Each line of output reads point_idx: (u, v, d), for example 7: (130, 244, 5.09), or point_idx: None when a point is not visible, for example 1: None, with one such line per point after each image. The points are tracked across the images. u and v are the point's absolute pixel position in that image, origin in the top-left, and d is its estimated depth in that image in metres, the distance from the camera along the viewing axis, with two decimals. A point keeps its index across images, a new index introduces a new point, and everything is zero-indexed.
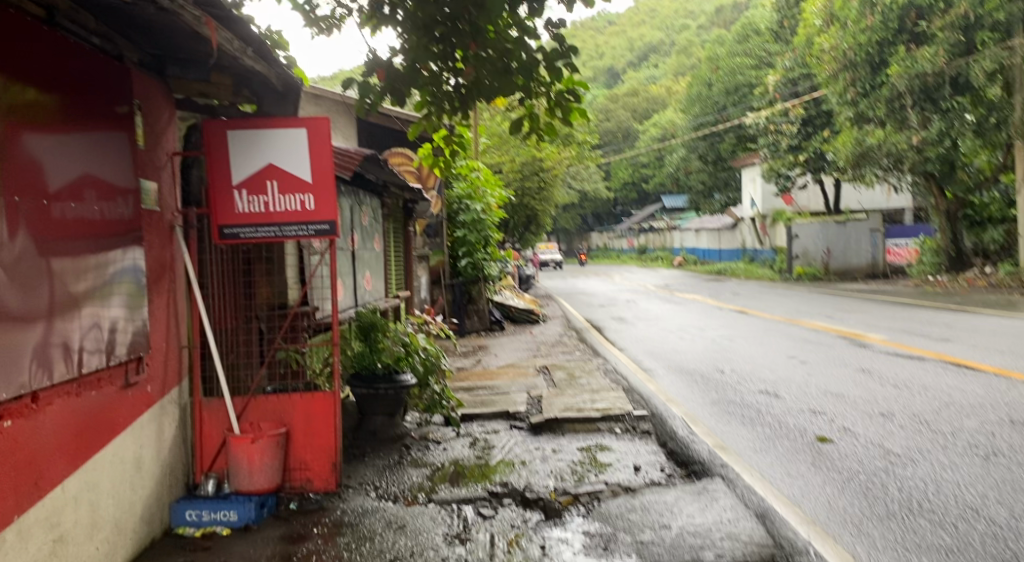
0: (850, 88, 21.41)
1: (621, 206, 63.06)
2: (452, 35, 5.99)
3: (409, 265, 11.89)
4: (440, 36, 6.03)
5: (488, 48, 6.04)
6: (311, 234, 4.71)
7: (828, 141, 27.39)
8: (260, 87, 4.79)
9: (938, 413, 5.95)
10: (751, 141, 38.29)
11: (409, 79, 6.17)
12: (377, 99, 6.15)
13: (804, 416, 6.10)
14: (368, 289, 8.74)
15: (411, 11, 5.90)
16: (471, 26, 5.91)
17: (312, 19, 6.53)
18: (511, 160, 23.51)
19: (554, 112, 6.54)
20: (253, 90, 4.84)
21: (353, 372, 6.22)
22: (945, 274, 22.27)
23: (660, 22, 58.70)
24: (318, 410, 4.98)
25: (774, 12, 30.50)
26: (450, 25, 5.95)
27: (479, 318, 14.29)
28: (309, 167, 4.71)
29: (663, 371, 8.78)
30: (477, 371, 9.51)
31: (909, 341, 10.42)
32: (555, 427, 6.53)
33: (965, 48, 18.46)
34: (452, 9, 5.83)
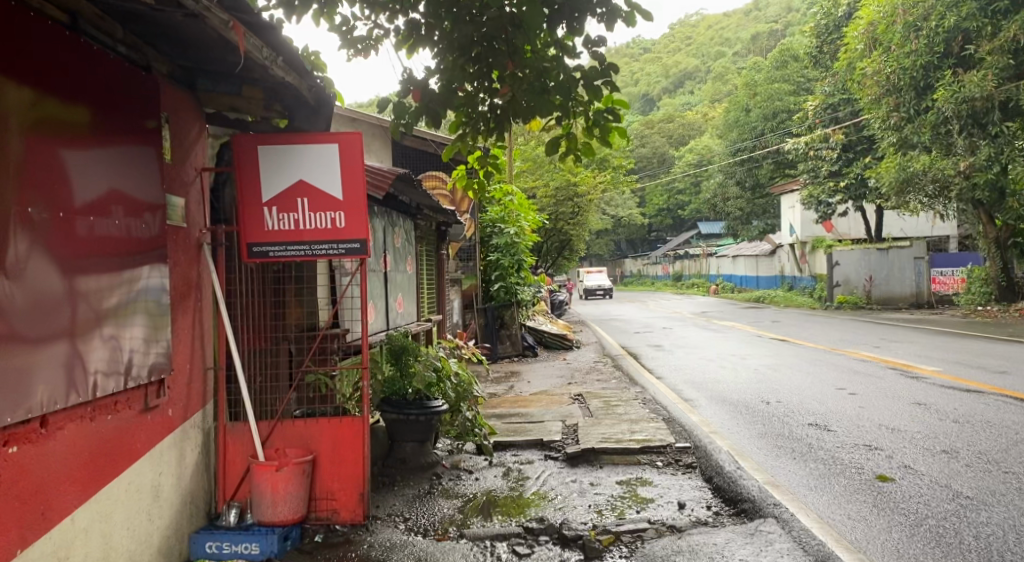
0: (894, 113, 20.90)
1: (656, 232, 62.61)
2: (489, 55, 5.82)
3: (442, 288, 11.71)
4: (476, 56, 5.87)
5: (525, 68, 5.87)
6: (342, 253, 4.55)
7: (870, 168, 26.79)
8: (292, 101, 4.66)
9: (1006, 452, 5.53)
10: (790, 168, 37.74)
11: (444, 99, 6.03)
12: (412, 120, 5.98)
13: (859, 452, 5.72)
14: (400, 312, 8.56)
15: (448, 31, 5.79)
16: (508, 46, 5.73)
17: (348, 39, 6.43)
18: (545, 185, 23.40)
19: (592, 131, 6.30)
20: (285, 104, 4.71)
21: (382, 398, 6.01)
22: (995, 305, 21.46)
23: (696, 49, 58.55)
24: (345, 437, 4.76)
25: (814, 37, 30.11)
26: (486, 45, 5.78)
27: (512, 343, 14.03)
28: (340, 184, 4.54)
29: (705, 401, 8.43)
30: (511, 398, 9.25)
31: (965, 373, 9.91)
32: (592, 459, 6.23)
33: (1015, 72, 17.92)
34: (489, 29, 5.64)
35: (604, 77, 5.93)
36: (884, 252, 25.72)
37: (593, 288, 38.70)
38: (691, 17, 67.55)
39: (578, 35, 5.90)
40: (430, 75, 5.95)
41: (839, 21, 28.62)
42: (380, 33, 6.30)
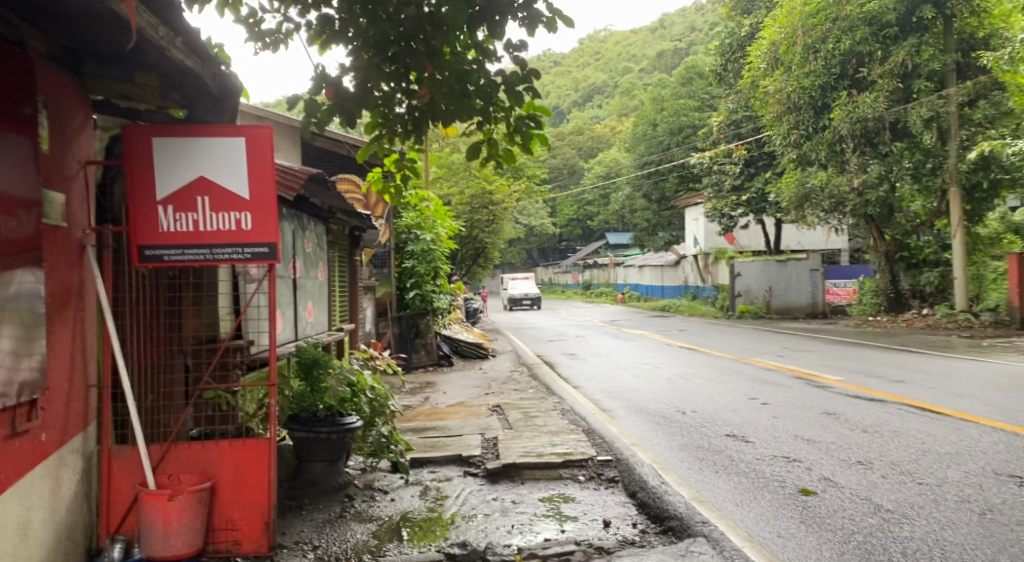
0: (793, 130, 21.65)
1: (565, 242, 63.43)
2: (406, 55, 5.57)
3: (354, 296, 11.24)
4: (393, 56, 5.61)
5: (445, 70, 5.64)
6: (247, 258, 4.14)
7: (770, 183, 27.85)
8: (193, 89, 4.22)
9: (919, 462, 5.63)
10: (694, 182, 38.84)
11: (360, 99, 5.72)
12: (323, 119, 5.63)
13: (779, 464, 5.71)
14: (309, 321, 8.07)
15: (363, 28, 5.49)
16: (426, 45, 5.48)
17: (254, 31, 5.99)
18: (460, 192, 23.21)
19: (513, 138, 6.11)
20: (184, 94, 4.26)
21: (290, 414, 5.58)
22: (884, 316, 22.58)
23: (605, 63, 59.63)
24: (249, 459, 4.35)
25: (719, 55, 31.06)
26: (404, 45, 5.52)
27: (427, 353, 13.64)
28: (247, 182, 4.15)
29: (623, 412, 8.34)
30: (426, 411, 8.91)
31: (866, 382, 10.25)
32: (513, 474, 6.00)
33: (902, 96, 19.15)
34: (407, 27, 5.42)
35: (526, 83, 5.77)
36: (782, 263, 26.61)
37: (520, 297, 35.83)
38: (599, 33, 68.85)
39: (499, 40, 5.74)
40: (344, 73, 5.61)
41: (742, 41, 29.61)
42: (289, 27, 5.90)
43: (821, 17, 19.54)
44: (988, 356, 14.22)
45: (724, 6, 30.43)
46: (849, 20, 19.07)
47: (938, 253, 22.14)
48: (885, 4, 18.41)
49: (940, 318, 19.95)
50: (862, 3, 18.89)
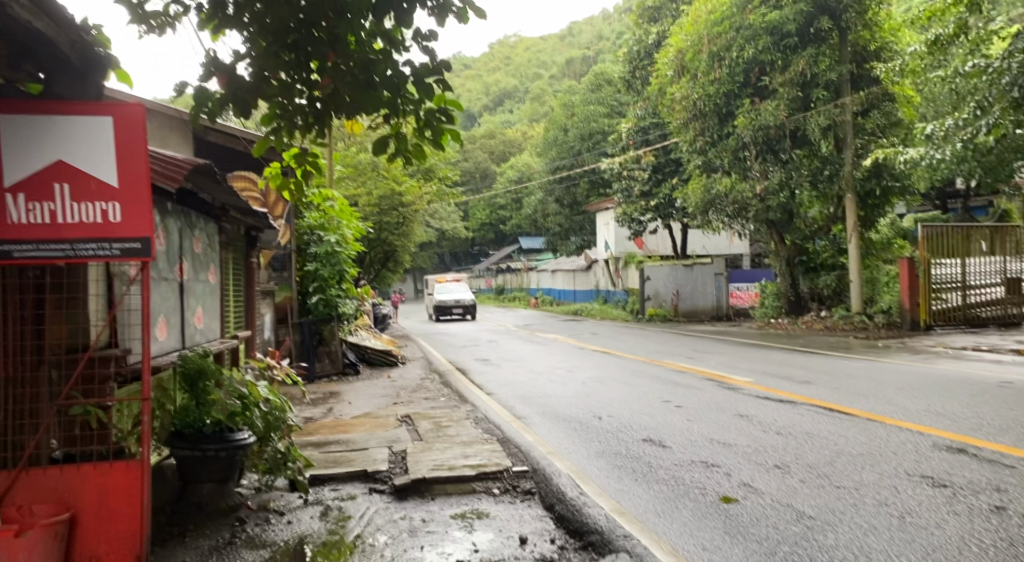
0: (699, 137, 22.03)
1: (479, 247, 62.99)
2: (307, 43, 5.17)
3: (252, 301, 10.57)
4: (292, 44, 5.21)
5: (349, 60, 5.22)
6: (114, 255, 3.61)
7: (677, 188, 28.37)
8: (49, 60, 3.68)
9: (836, 465, 5.57)
10: (604, 188, 39.30)
11: (257, 89, 5.26)
12: (213, 107, 5.17)
13: (698, 470, 5.55)
14: (199, 328, 7.47)
15: (259, 15, 5.06)
16: (330, 34, 5.14)
17: (138, 14, 5.35)
18: (368, 193, 22.64)
19: (423, 132, 5.72)
20: (39, 65, 3.72)
21: (172, 430, 5.06)
22: (785, 317, 23.26)
23: (516, 68, 59.66)
24: (116, 486, 3.81)
25: (627, 63, 31.41)
26: (305, 32, 5.14)
27: (331, 361, 13.07)
28: (114, 168, 3.63)
29: (538, 419, 8.09)
30: (330, 422, 8.40)
31: (774, 384, 10.37)
32: (423, 490, 5.62)
33: (802, 104, 19.72)
34: (307, 14, 5.07)
35: (436, 75, 5.42)
36: (689, 267, 27.07)
37: (449, 303, 29.90)
38: (510, 40, 68.97)
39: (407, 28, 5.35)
40: (239, 60, 5.17)
41: (649, 49, 30.12)
42: (178, 9, 5.32)
43: (725, 26, 20.03)
44: (885, 356, 14.71)
45: (632, 15, 30.87)
46: (751, 29, 19.57)
47: (835, 257, 22.95)
48: (785, 15, 18.91)
49: (837, 320, 20.67)
50: (764, 13, 19.37)
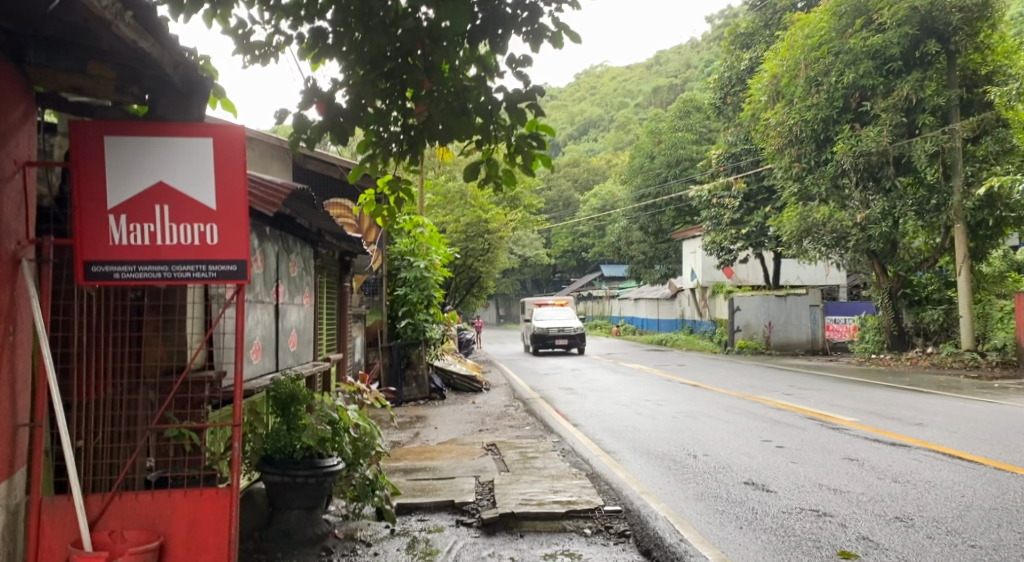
0: (795, 164, 21.18)
1: (560, 274, 62.64)
2: (403, 71, 5.16)
3: (342, 325, 10.66)
4: (389, 72, 5.20)
5: (443, 87, 5.20)
6: (210, 278, 3.59)
7: (771, 217, 27.41)
8: (155, 84, 3.74)
9: (965, 520, 5.04)
10: (691, 217, 38.49)
11: (354, 116, 5.28)
12: (315, 136, 5.23)
13: (808, 519, 5.13)
14: (293, 350, 7.54)
15: (357, 43, 5.01)
16: (426, 62, 5.09)
17: (243, 44, 5.47)
18: (455, 220, 22.91)
19: (514, 158, 5.60)
20: (145, 88, 3.78)
21: (263, 455, 5.02)
22: (887, 353, 21.95)
23: (601, 97, 59.76)
24: (206, 513, 3.84)
25: (717, 90, 30.68)
26: (401, 61, 5.14)
27: (418, 385, 13.05)
28: (213, 191, 3.63)
29: (629, 454, 7.77)
30: (416, 449, 8.30)
31: (882, 425, 9.69)
32: (511, 526, 5.39)
33: (907, 129, 18.76)
34: (402, 43, 4.99)
35: (529, 100, 5.29)
36: (782, 298, 26.10)
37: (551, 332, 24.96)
38: (595, 68, 69.10)
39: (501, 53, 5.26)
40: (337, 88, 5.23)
41: (742, 74, 29.44)
42: (280, 39, 5.41)
43: (824, 50, 19.35)
44: (1002, 398, 13.63)
45: (723, 41, 30.32)
46: (852, 53, 18.82)
47: (943, 290, 21.79)
48: (889, 38, 18.08)
49: (946, 357, 19.36)
50: (866, 36, 18.59)
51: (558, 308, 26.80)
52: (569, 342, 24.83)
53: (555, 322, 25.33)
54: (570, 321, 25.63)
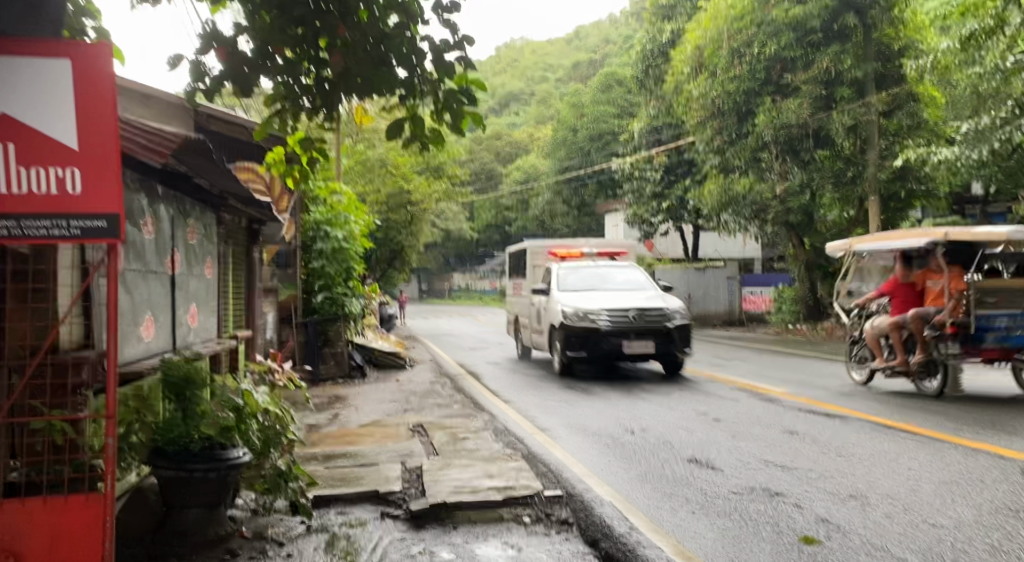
0: (716, 137, 20.81)
1: (483, 248, 62.18)
2: (316, 17, 4.52)
3: (251, 300, 9.92)
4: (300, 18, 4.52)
5: (361, 34, 4.57)
6: (73, 236, 2.91)
7: (691, 190, 27.50)
8: None
9: (920, 496, 4.82)
10: (614, 190, 38.30)
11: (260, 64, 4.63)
12: (215, 88, 4.59)
13: (764, 501, 4.80)
14: (193, 328, 6.77)
15: None
16: (342, 6, 4.48)
17: None
18: (375, 190, 22.33)
19: (442, 116, 5.00)
20: None
21: (154, 448, 4.33)
22: (803, 324, 22.36)
23: (521, 70, 58.71)
24: (73, 526, 3.18)
25: (639, 62, 30.15)
26: (313, 6, 4.48)
27: (337, 363, 12.20)
28: (74, 126, 2.95)
29: (565, 432, 7.36)
30: (336, 432, 7.66)
31: (814, 395, 9.60)
32: (444, 517, 4.87)
33: (825, 102, 18.64)
34: None
35: (458, 51, 4.74)
36: (701, 271, 26.36)
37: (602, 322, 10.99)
38: (516, 41, 68.04)
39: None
40: (239, 33, 4.59)
41: (664, 47, 29.07)
42: None
43: (748, 21, 18.92)
44: None
45: (644, 13, 29.99)
46: (774, 24, 18.57)
47: None
48: (810, 10, 17.86)
49: None
50: (788, 8, 18.30)
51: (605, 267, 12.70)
52: (654, 351, 10.78)
53: (614, 298, 11.29)
54: (646, 297, 11.48)
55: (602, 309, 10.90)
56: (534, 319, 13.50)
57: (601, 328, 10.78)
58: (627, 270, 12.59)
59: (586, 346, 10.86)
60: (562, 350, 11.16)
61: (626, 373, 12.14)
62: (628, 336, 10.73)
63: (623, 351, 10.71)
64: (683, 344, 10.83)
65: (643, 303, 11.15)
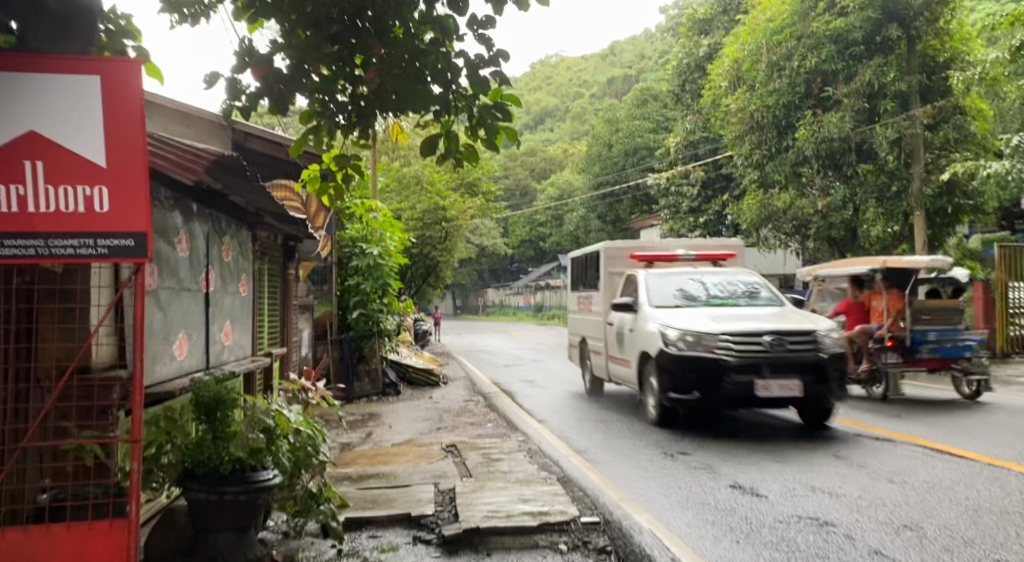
0: (756, 150, 19.99)
1: (518, 264, 62.21)
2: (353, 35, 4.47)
3: (287, 316, 9.94)
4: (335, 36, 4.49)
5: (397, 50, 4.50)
6: (102, 254, 2.94)
7: (729, 206, 27.10)
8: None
9: (981, 528, 4.54)
10: (649, 205, 37.95)
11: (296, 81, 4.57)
12: (251, 105, 4.55)
13: (812, 531, 4.58)
14: (227, 345, 6.75)
15: None
16: (379, 24, 4.51)
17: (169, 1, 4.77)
18: (410, 207, 22.51)
19: (477, 132, 4.89)
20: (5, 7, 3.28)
21: (183, 469, 4.24)
22: None
23: (556, 86, 58.78)
24: (98, 553, 3.21)
25: (675, 77, 29.91)
26: (350, 23, 4.54)
27: (371, 380, 12.20)
28: (101, 144, 2.99)
29: (602, 454, 7.18)
30: (370, 451, 7.57)
31: (861, 417, 9.26)
32: (477, 543, 4.72)
33: (868, 116, 18.02)
34: None
35: (493, 66, 4.65)
36: None
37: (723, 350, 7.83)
38: (551, 58, 68.21)
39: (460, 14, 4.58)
40: (275, 50, 4.56)
41: (700, 61, 28.79)
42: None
43: (787, 34, 18.55)
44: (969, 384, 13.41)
45: (680, 28, 29.81)
46: (814, 37, 18.16)
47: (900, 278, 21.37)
48: (852, 22, 17.50)
49: None
50: (828, 20, 18.03)
51: (707, 274, 9.55)
52: (800, 394, 7.71)
53: (739, 318, 8.20)
54: (778, 315, 8.38)
55: (727, 334, 7.80)
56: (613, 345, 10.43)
57: (727, 361, 7.68)
58: (738, 277, 9.49)
59: (704, 387, 7.79)
60: (665, 390, 8.15)
61: (739, 420, 9.07)
62: (760, 373, 7.67)
63: (755, 396, 7.65)
64: (839, 386, 7.77)
65: (778, 325, 8.01)
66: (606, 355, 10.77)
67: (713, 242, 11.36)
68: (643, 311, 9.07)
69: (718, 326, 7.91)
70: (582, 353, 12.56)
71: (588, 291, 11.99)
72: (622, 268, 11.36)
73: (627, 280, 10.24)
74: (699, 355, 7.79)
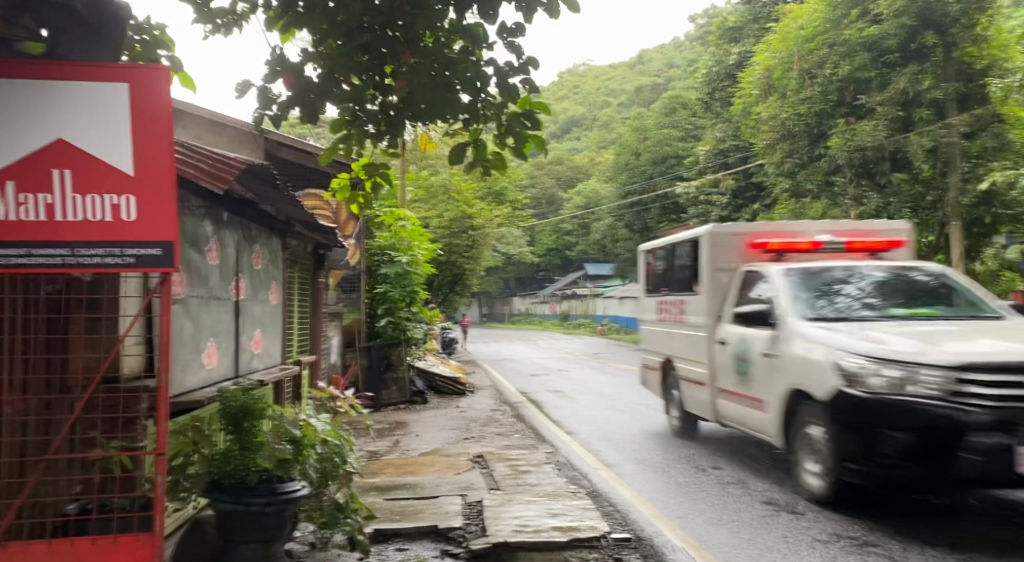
0: (787, 159, 19.90)
1: (545, 272, 62.14)
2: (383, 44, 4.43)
3: (316, 324, 9.97)
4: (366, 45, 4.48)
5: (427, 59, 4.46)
6: (130, 264, 2.93)
7: (759, 215, 26.77)
8: (51, 8, 3.27)
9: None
10: (678, 214, 37.57)
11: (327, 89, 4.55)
12: (283, 114, 4.53)
13: (851, 552, 4.42)
14: (256, 353, 6.75)
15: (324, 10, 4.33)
16: (408, 33, 4.34)
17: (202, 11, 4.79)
18: (439, 216, 22.59)
19: (505, 140, 4.83)
20: (38, 15, 3.29)
21: (210, 481, 4.19)
22: None
23: (584, 96, 58.77)
24: None
25: (705, 85, 29.68)
26: (380, 32, 4.36)
27: (399, 388, 12.27)
28: (130, 152, 2.99)
29: (632, 468, 7.05)
30: (397, 461, 7.52)
31: None
32: (505, 559, 4.63)
33: (903, 123, 17.39)
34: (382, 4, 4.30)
35: (522, 74, 4.59)
36: None
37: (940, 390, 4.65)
38: (579, 67, 68.10)
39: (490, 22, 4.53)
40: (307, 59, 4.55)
41: (730, 69, 28.54)
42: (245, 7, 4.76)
43: (819, 42, 18.51)
44: None
45: (710, 36, 29.58)
46: (847, 45, 17.89)
47: None
48: (885, 29, 16.85)
49: None
50: (862, 28, 17.72)
51: (866, 266, 6.41)
52: None
53: (966, 337, 4.90)
54: (1015, 330, 5.18)
55: (967, 368, 4.49)
56: (726, 375, 7.11)
57: (973, 417, 4.36)
58: (916, 272, 6.33)
59: (919, 454, 4.56)
60: (841, 455, 5.00)
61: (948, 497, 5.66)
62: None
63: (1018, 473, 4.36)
64: None
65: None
66: (711, 387, 7.56)
67: (875, 222, 7.41)
68: (787, 325, 5.81)
69: (946, 355, 4.57)
70: (665, 380, 9.30)
71: (677, 294, 8.46)
72: (733, 262, 7.57)
73: (744, 279, 7.05)
74: (915, 407, 4.47)
